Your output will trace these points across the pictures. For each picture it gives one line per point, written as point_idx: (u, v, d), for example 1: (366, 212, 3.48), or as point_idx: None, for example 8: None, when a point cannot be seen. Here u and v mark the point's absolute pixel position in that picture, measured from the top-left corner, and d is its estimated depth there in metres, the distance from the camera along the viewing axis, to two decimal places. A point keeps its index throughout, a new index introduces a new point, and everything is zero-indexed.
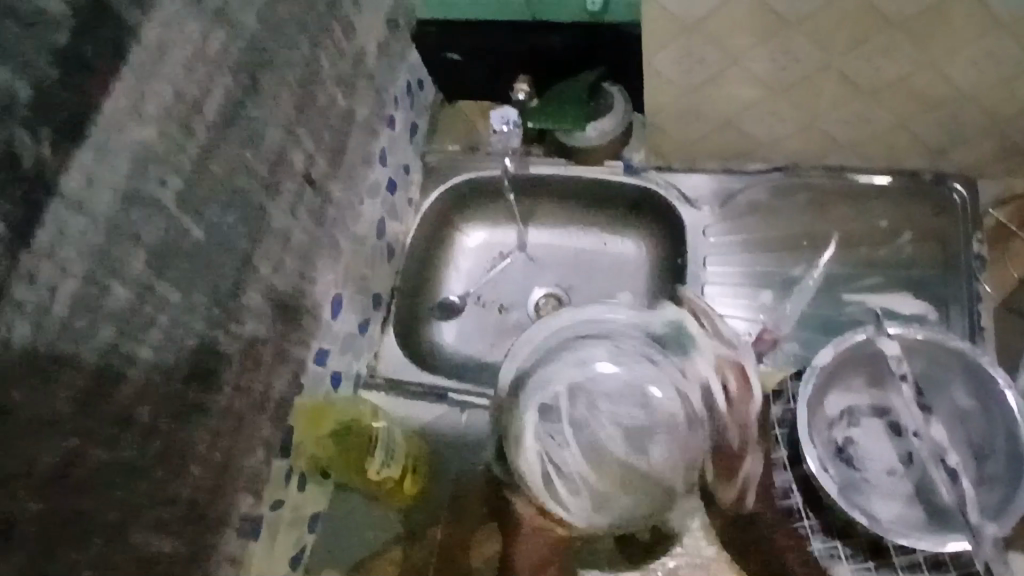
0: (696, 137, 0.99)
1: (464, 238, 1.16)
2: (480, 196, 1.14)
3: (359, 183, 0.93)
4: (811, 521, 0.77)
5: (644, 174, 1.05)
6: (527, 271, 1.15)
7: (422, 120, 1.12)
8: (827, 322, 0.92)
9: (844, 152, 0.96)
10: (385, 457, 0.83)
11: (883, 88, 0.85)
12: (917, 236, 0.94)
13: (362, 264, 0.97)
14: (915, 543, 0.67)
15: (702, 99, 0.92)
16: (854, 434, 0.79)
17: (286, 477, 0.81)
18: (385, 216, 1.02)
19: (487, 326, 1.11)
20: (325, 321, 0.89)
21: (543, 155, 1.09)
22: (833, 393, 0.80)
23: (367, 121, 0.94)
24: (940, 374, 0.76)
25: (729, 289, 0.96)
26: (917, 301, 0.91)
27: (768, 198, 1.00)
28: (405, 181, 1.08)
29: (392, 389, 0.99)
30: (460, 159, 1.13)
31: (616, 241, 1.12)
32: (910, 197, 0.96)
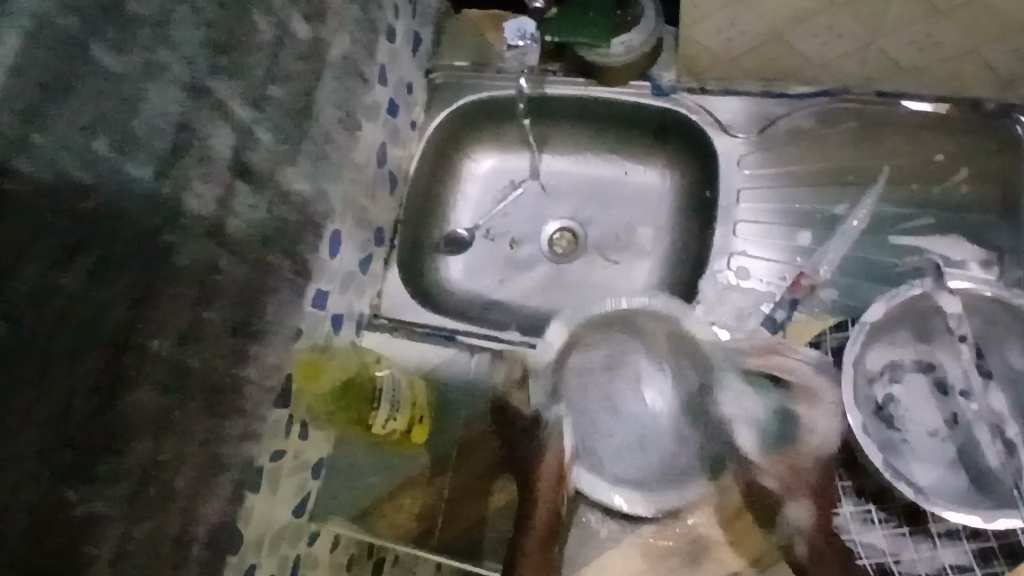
0: (737, 52, 0.87)
1: (472, 164, 1.07)
2: (491, 118, 1.04)
3: (356, 104, 0.83)
4: (843, 482, 0.72)
5: (674, 96, 0.94)
6: (542, 203, 1.06)
7: (427, 30, 1.00)
8: (869, 267, 0.84)
9: (902, 74, 0.85)
10: (390, 410, 0.81)
11: (961, 4, 0.73)
12: (974, 174, 0.85)
13: (362, 196, 0.89)
14: (969, 517, 0.61)
15: (749, 10, 0.80)
16: (895, 391, 0.74)
17: (287, 427, 0.76)
18: (387, 140, 0.93)
19: (497, 261, 1.04)
20: (323, 260, 0.81)
21: (562, 75, 0.98)
22: (878, 346, 0.73)
23: (365, 32, 0.83)
24: (997, 333, 0.70)
25: (764, 228, 0.88)
26: (969, 246, 0.83)
27: (812, 125, 0.90)
28: (409, 101, 0.97)
29: (396, 330, 0.93)
30: (468, 77, 1.02)
31: (638, 170, 1.03)
32: (970, 129, 0.86)
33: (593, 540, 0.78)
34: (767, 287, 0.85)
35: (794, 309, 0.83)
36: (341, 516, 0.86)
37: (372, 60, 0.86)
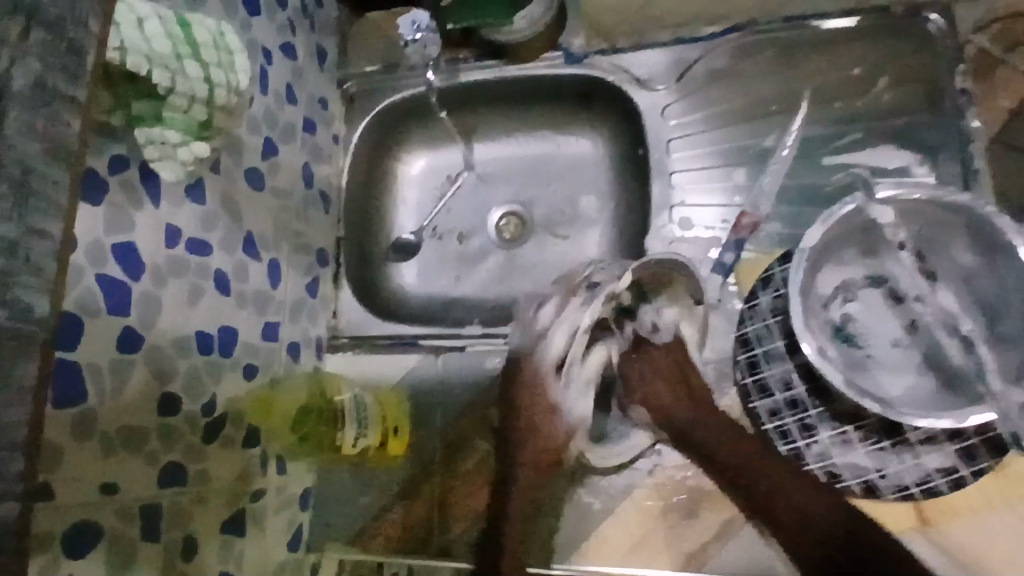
0: (637, 6, 0.87)
1: (406, 167, 1.05)
2: (412, 118, 1.03)
3: (266, 130, 0.82)
4: (816, 409, 0.73)
5: (587, 61, 0.93)
6: (481, 191, 1.04)
7: (330, 41, 0.99)
8: (808, 193, 0.84)
9: None
10: (358, 429, 0.79)
11: None
12: (894, 80, 0.85)
13: (294, 219, 0.87)
14: (937, 421, 0.60)
15: None
16: (852, 310, 0.74)
17: (261, 464, 0.76)
18: (310, 160, 0.92)
19: (448, 258, 1.03)
20: (265, 292, 0.80)
21: (473, 61, 0.97)
22: (825, 270, 0.73)
23: (260, 54, 0.82)
24: (937, 236, 0.69)
25: (698, 174, 0.87)
26: (902, 152, 0.83)
27: (728, 63, 0.89)
28: (325, 115, 0.96)
29: (357, 347, 0.92)
30: (380, 80, 1.00)
31: (570, 140, 1.01)
32: (883, 36, 0.86)
33: (586, 514, 0.78)
34: (712, 232, 0.85)
35: (741, 249, 0.82)
36: (338, 541, 0.85)
37: (274, 81, 0.85)
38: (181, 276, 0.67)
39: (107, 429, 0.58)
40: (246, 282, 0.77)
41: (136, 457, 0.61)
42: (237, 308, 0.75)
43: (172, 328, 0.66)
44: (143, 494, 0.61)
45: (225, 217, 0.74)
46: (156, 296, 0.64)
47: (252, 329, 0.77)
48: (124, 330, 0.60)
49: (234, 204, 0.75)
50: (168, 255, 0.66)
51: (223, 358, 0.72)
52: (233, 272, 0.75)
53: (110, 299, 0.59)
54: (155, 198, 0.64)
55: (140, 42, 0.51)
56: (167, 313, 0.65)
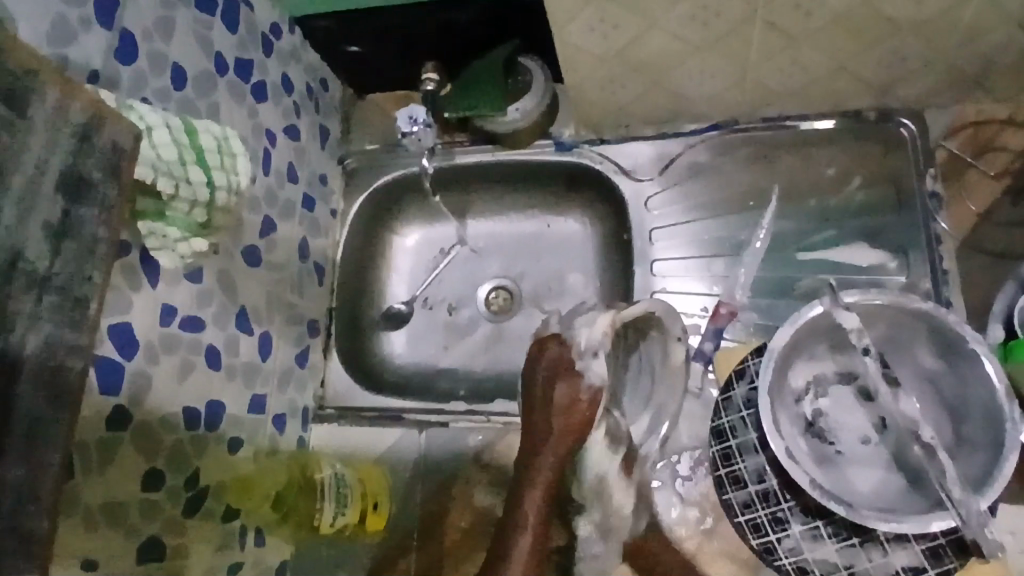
0: (624, 103, 0.92)
1: (401, 240, 1.08)
2: (407, 197, 1.06)
3: (266, 208, 0.86)
4: (788, 503, 0.73)
5: (577, 149, 0.98)
6: (472, 266, 1.08)
7: (333, 120, 1.04)
8: (782, 285, 0.88)
9: (782, 100, 0.89)
10: (337, 508, 0.80)
11: (818, 30, 0.76)
12: (867, 180, 0.89)
13: (287, 292, 0.90)
14: (900, 527, 0.62)
15: (625, 64, 0.84)
16: (823, 406, 0.76)
17: (240, 537, 0.77)
18: (307, 234, 0.95)
19: (438, 330, 1.05)
20: (255, 364, 0.83)
21: (468, 145, 1.01)
22: (797, 365, 0.76)
23: (266, 138, 0.87)
24: (904, 337, 0.73)
25: (678, 263, 0.91)
26: (874, 250, 0.86)
27: (709, 158, 0.94)
28: (325, 191, 1.00)
29: (343, 418, 0.94)
30: (380, 158, 1.05)
31: (560, 221, 1.05)
32: (858, 139, 0.90)
33: None
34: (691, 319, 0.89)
35: (720, 338, 0.86)
36: None
37: (277, 162, 0.89)
38: (173, 353, 0.70)
39: (92, 508, 0.60)
40: (237, 355, 0.79)
41: (116, 531, 0.62)
42: (225, 382, 0.77)
43: (160, 403, 0.68)
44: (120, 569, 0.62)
45: (221, 295, 0.77)
46: (148, 373, 0.66)
47: (240, 402, 0.80)
48: (115, 409, 0.62)
49: (231, 281, 0.79)
50: (161, 333, 0.68)
51: (209, 431, 0.74)
52: (224, 347, 0.77)
53: (102, 379, 0.61)
54: (154, 278, 0.67)
55: (147, 151, 0.56)
56: (157, 390, 0.68)
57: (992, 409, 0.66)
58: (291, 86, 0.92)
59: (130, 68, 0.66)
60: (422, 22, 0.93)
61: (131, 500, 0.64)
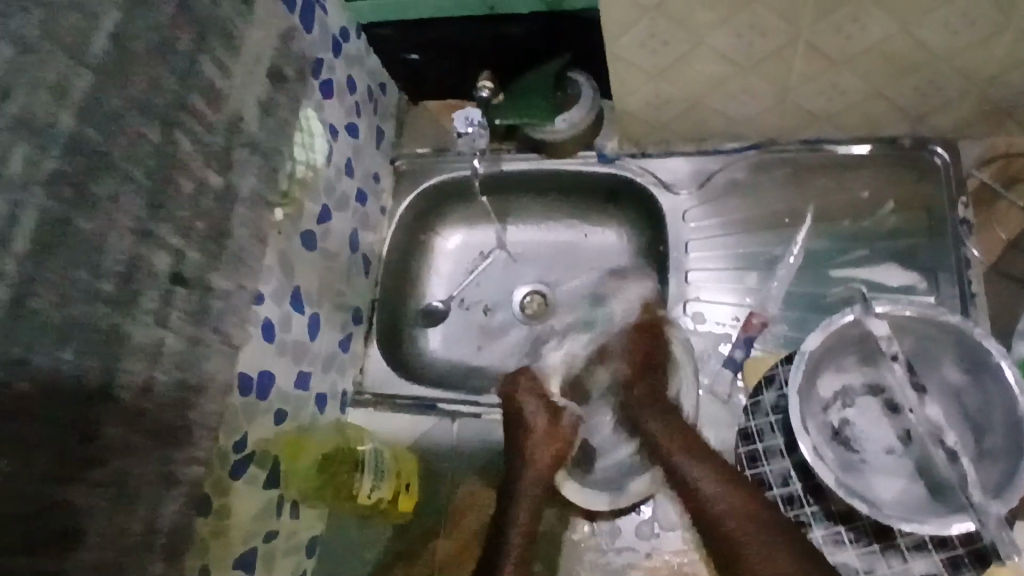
0: (667, 120, 0.96)
1: (442, 241, 1.12)
2: (453, 200, 1.11)
3: (324, 197, 0.91)
4: (811, 507, 0.76)
5: (619, 162, 1.02)
6: (510, 270, 1.12)
7: (388, 123, 1.10)
8: (813, 300, 0.90)
9: (820, 123, 0.93)
10: (373, 480, 0.84)
11: (859, 55, 0.80)
12: (900, 204, 0.92)
13: (336, 279, 0.95)
14: (921, 527, 0.64)
15: (672, 80, 0.88)
16: (849, 415, 0.78)
17: (277, 506, 0.81)
18: (358, 227, 1.00)
19: (473, 328, 1.09)
20: (303, 343, 0.87)
21: (516, 152, 1.06)
22: (826, 373, 0.78)
23: (329, 132, 0.92)
24: (931, 351, 0.75)
25: (713, 274, 0.94)
26: (905, 271, 0.89)
27: (747, 176, 0.97)
28: (376, 188, 1.06)
29: (379, 404, 0.97)
30: (430, 161, 1.10)
31: (597, 231, 1.09)
32: (892, 165, 0.93)
33: None
34: (722, 327, 0.92)
35: (751, 347, 0.88)
36: None
37: (336, 156, 0.94)
38: None
39: None
40: (288, 332, 0.84)
41: None
42: (277, 355, 0.81)
43: None
44: None
45: (279, 272, 0.81)
46: None
47: (287, 377, 0.84)
48: None
49: (289, 261, 0.83)
50: None
51: (259, 399, 0.78)
52: (278, 322, 0.82)
53: None
54: None
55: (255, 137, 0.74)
56: None
57: (1015, 422, 0.68)
58: (354, 86, 0.98)
59: None
60: (481, 32, 0.99)
61: None
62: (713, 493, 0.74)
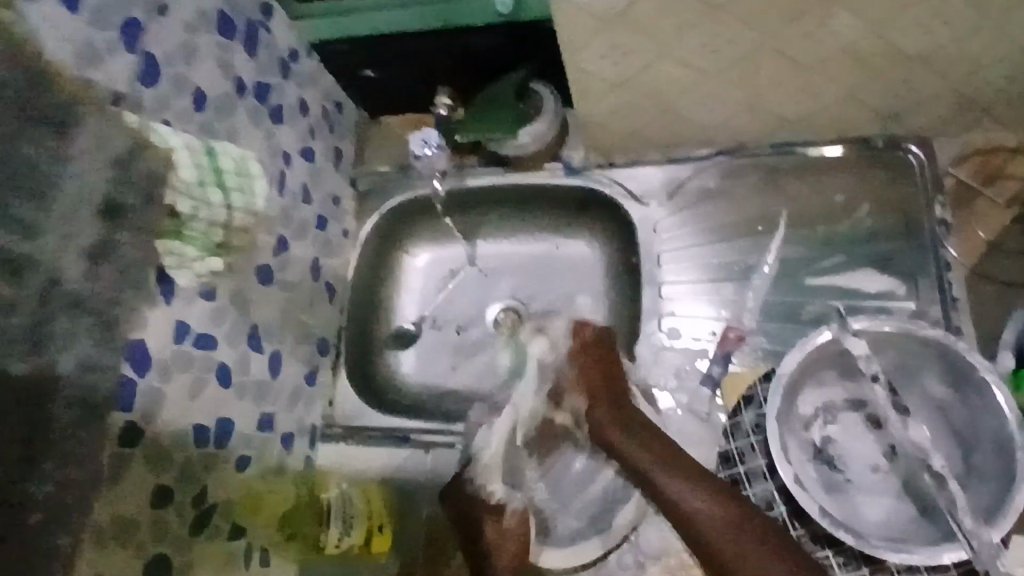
0: (634, 129, 0.93)
1: (410, 260, 1.09)
2: (418, 217, 1.07)
3: (280, 227, 0.87)
4: (797, 531, 0.73)
5: (586, 173, 0.99)
6: (482, 287, 1.08)
7: (347, 142, 1.06)
8: (792, 310, 0.88)
9: (791, 126, 0.90)
10: (343, 526, 0.81)
11: (826, 58, 0.77)
12: (875, 207, 0.89)
13: (299, 311, 0.91)
14: (912, 558, 0.63)
15: (636, 90, 0.85)
16: (833, 433, 0.75)
17: (245, 556, 0.76)
18: (320, 254, 0.96)
19: (445, 349, 1.05)
20: (265, 383, 0.83)
21: (481, 167, 1.03)
22: (807, 390, 0.75)
23: (282, 159, 0.88)
24: (913, 363, 0.72)
25: (690, 288, 0.92)
26: (883, 276, 0.86)
27: (719, 183, 0.95)
28: (337, 211, 1.02)
29: (350, 438, 0.94)
30: (393, 180, 1.06)
31: (568, 244, 1.06)
32: (866, 166, 0.91)
33: None
34: (699, 342, 0.89)
35: (729, 363, 0.86)
36: None
37: (292, 183, 0.90)
38: (186, 370, 0.70)
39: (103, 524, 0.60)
40: (248, 373, 0.80)
41: (124, 550, 0.62)
42: (236, 400, 0.78)
43: (172, 420, 0.68)
44: None
45: (234, 312, 0.78)
46: (160, 390, 0.67)
47: (249, 420, 0.80)
48: (127, 424, 0.63)
49: (244, 299, 0.80)
50: (175, 349, 0.69)
51: (218, 448, 0.74)
52: (235, 365, 0.78)
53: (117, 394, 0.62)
54: (168, 296, 0.68)
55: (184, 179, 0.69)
56: (170, 406, 0.68)
57: (1002, 437, 0.67)
58: (307, 108, 0.94)
59: (153, 90, 0.68)
60: (436, 43, 0.95)
61: (140, 516, 0.64)
62: (689, 489, 0.71)
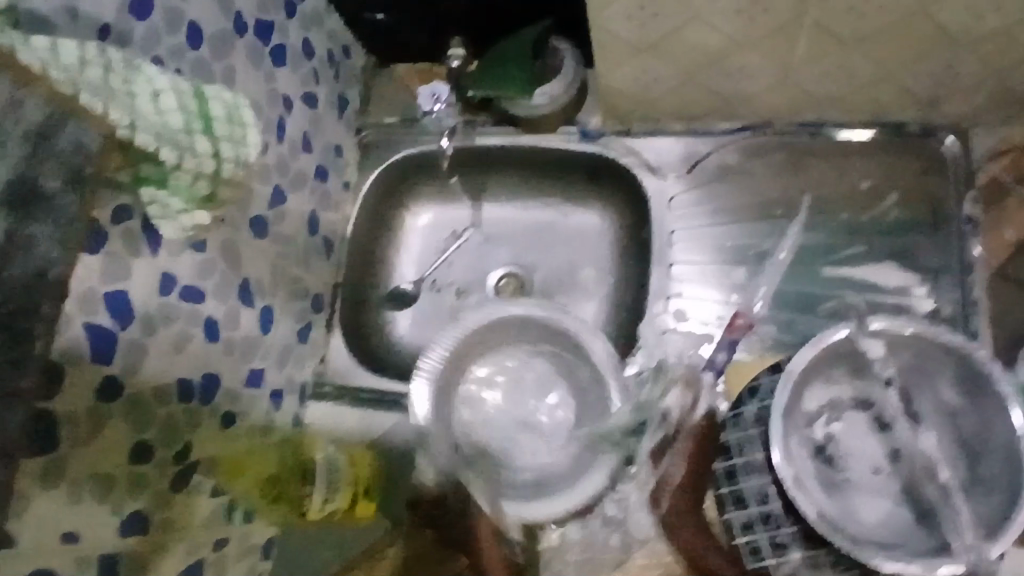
0: (656, 97, 0.88)
1: (413, 219, 1.05)
2: (423, 174, 1.03)
3: (277, 177, 0.83)
4: (789, 528, 0.70)
5: (602, 140, 0.95)
6: (485, 252, 1.04)
7: (353, 90, 1.00)
8: (804, 299, 0.85)
9: (821, 105, 0.85)
10: (326, 492, 0.80)
11: (867, 36, 0.72)
12: (902, 197, 0.85)
13: (293, 265, 0.88)
14: (905, 567, 0.60)
15: (662, 55, 0.80)
16: (835, 430, 0.73)
17: (227, 512, 0.75)
18: (318, 207, 0.92)
19: (443, 313, 1.02)
20: (254, 338, 0.81)
21: (492, 124, 0.98)
22: (814, 386, 0.72)
23: (282, 105, 0.84)
24: (927, 368, 0.70)
25: (701, 278, 0.88)
26: (901, 272, 0.83)
27: (739, 160, 0.90)
28: (339, 162, 0.97)
29: (340, 398, 0.92)
30: (398, 132, 1.01)
31: (576, 213, 1.02)
32: (895, 154, 0.86)
33: None
34: (705, 328, 0.86)
35: (733, 350, 0.82)
36: None
37: (291, 130, 0.86)
38: (171, 323, 0.68)
39: (79, 478, 0.58)
40: (237, 328, 0.77)
41: (101, 505, 0.60)
42: (223, 355, 0.75)
43: (154, 374, 0.66)
44: (102, 543, 0.60)
45: (224, 264, 0.74)
46: (143, 344, 0.64)
47: (236, 376, 0.78)
48: (105, 378, 0.60)
49: (235, 251, 0.76)
50: (160, 302, 0.66)
51: (203, 404, 0.72)
52: (224, 319, 0.75)
53: (95, 347, 0.59)
54: (154, 246, 0.64)
55: (153, 117, 0.56)
56: (153, 360, 0.66)
57: (1014, 448, 0.63)
58: (311, 51, 0.89)
59: (143, 23, 0.63)
60: None
61: (117, 471, 0.62)
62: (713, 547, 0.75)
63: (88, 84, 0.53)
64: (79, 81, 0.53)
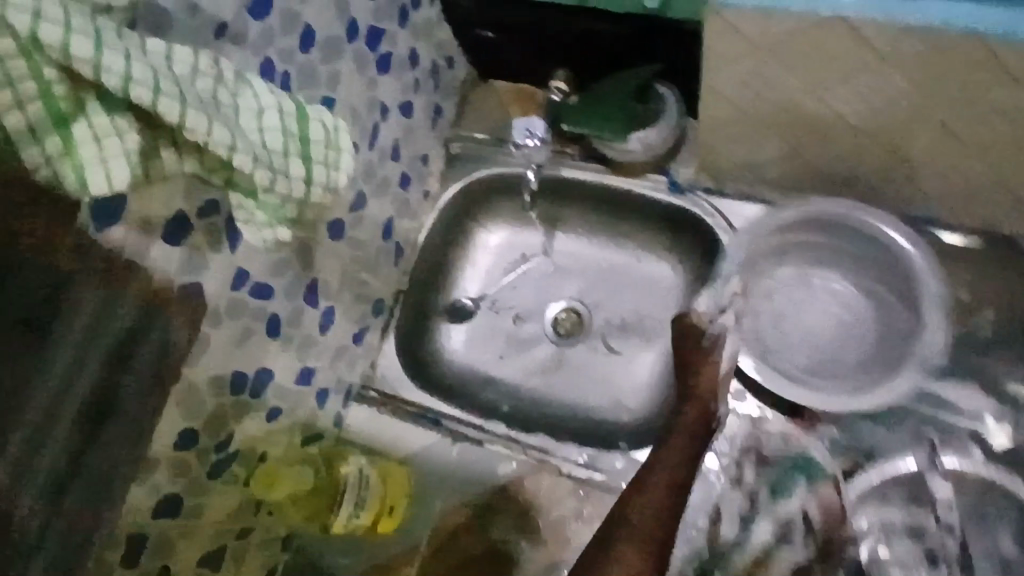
0: (755, 164, 0.85)
1: (485, 235, 1.03)
2: (502, 193, 1.01)
3: (361, 182, 0.84)
4: None
5: (689, 195, 0.92)
6: (550, 280, 1.03)
7: (449, 101, 1.00)
8: None
9: (931, 204, 0.80)
10: (353, 509, 0.79)
11: (996, 149, 0.67)
12: (1001, 316, 0.79)
13: (361, 269, 0.88)
14: None
15: (771, 127, 0.76)
16: (881, 553, 0.76)
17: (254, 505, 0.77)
18: (395, 214, 0.93)
19: (498, 335, 1.02)
20: (312, 338, 0.81)
21: (578, 160, 0.96)
22: (869, 507, 0.78)
23: (379, 112, 0.84)
24: (983, 513, 0.76)
25: (808, 357, 0.85)
26: (982, 398, 0.78)
27: (834, 241, 0.85)
28: (423, 171, 0.97)
29: (382, 406, 0.92)
30: (486, 150, 1.00)
31: (650, 260, 0.99)
32: (1002, 268, 0.80)
33: None
34: (761, 411, 0.81)
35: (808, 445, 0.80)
36: None
37: (383, 137, 0.86)
38: (236, 317, 0.69)
39: None
40: (297, 327, 0.78)
41: (139, 487, 0.62)
42: (280, 351, 0.76)
43: (212, 365, 0.67)
44: (135, 522, 0.62)
45: (296, 264, 0.75)
46: (206, 336, 0.65)
47: (288, 373, 0.79)
48: None
49: (309, 252, 0.77)
50: (229, 296, 0.67)
51: (252, 397, 0.73)
52: (286, 317, 0.76)
53: None
54: (234, 243, 0.65)
55: (253, 132, 0.48)
56: (213, 352, 0.67)
57: None
58: (416, 60, 0.89)
59: (260, 23, 0.63)
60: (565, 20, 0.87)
61: (161, 455, 0.63)
62: None
63: (192, 95, 0.45)
64: (187, 89, 0.45)
